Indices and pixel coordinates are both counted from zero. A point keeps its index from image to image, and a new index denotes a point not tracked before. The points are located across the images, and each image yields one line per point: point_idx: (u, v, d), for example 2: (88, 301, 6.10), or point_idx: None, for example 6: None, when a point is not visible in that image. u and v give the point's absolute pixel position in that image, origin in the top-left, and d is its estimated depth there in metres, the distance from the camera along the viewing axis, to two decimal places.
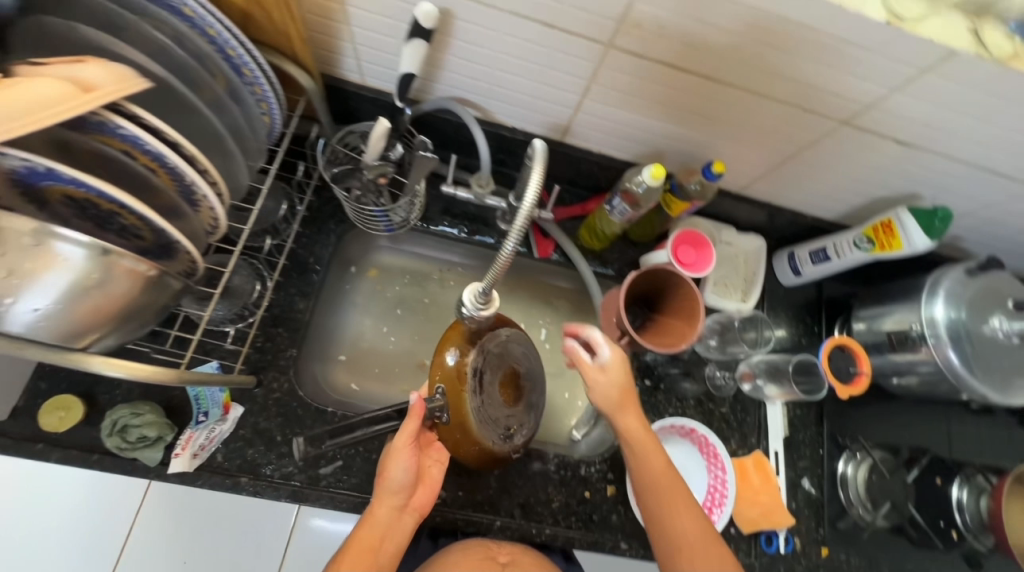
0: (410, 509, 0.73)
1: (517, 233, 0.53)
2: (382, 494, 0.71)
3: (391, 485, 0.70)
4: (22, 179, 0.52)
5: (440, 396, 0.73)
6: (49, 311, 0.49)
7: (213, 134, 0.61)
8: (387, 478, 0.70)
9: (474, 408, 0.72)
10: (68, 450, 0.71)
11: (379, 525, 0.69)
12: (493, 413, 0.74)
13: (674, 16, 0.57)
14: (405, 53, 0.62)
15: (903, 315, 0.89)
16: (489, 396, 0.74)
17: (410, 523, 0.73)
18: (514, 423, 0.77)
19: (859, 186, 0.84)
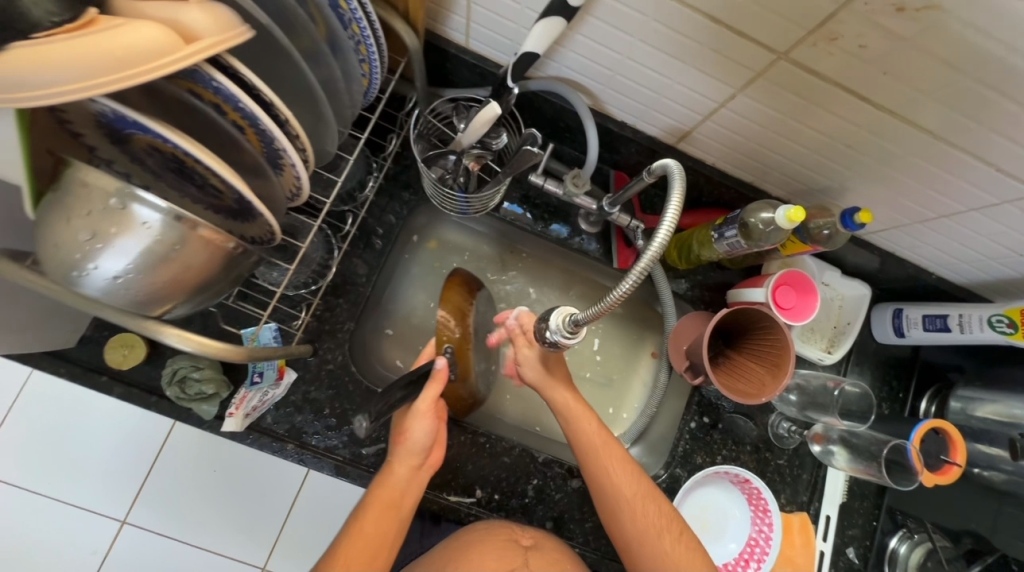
0: (427, 466, 0.67)
1: (642, 271, 0.47)
2: (401, 451, 0.65)
3: (413, 448, 0.64)
4: (108, 125, 0.47)
5: (449, 356, 0.72)
6: (129, 279, 0.45)
7: (308, 93, 0.52)
8: (409, 440, 0.64)
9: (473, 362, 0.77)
10: (129, 387, 0.71)
11: (399, 485, 0.64)
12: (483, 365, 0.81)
13: (886, 36, 0.46)
14: (537, 31, 0.54)
15: (1018, 410, 0.80)
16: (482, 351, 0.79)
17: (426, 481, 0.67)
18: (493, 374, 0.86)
19: (1014, 257, 0.72)
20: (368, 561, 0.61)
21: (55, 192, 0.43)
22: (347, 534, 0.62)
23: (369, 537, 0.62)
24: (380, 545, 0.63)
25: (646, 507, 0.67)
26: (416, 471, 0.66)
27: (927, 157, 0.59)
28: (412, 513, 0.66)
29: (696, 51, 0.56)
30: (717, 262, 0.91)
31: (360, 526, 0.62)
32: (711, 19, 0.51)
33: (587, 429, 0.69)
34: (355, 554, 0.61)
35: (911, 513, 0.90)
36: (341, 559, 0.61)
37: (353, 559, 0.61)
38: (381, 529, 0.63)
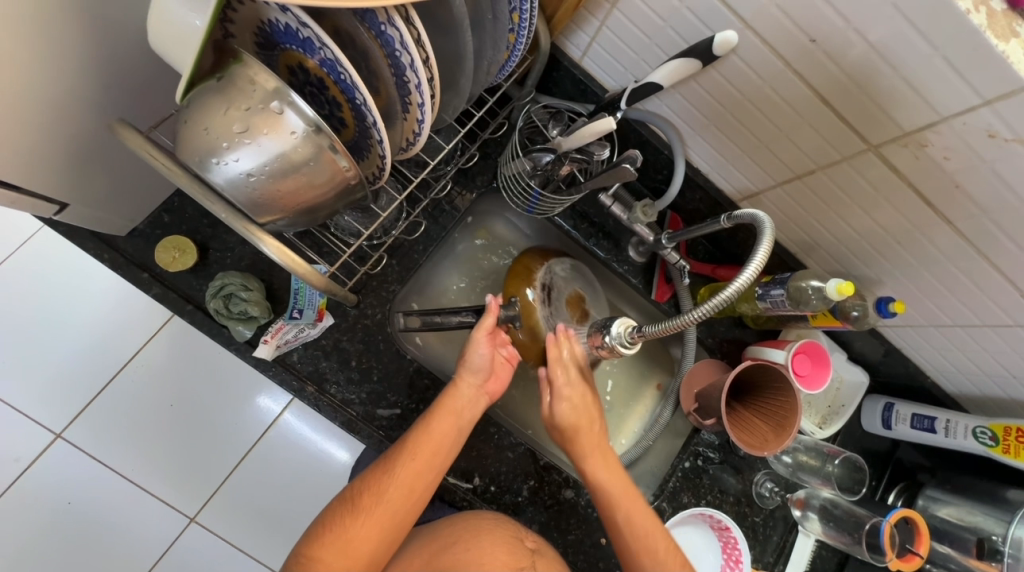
0: (485, 391, 0.74)
1: (713, 309, 0.53)
2: (468, 369, 0.72)
3: (471, 366, 0.72)
4: (271, 33, 0.50)
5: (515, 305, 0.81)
6: (257, 179, 0.47)
7: (456, 61, 0.55)
8: (466, 360, 0.73)
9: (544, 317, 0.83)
10: (168, 289, 0.70)
11: (463, 398, 0.72)
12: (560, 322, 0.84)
13: (971, 154, 0.53)
14: (672, 65, 0.59)
15: (980, 518, 0.86)
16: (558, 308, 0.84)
17: (483, 406, 0.73)
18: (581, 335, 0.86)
19: (1002, 377, 0.80)
20: (430, 457, 0.67)
21: (217, 81, 0.45)
22: (412, 433, 0.68)
23: (432, 437, 0.68)
24: (441, 447, 0.68)
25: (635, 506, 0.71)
26: (476, 390, 0.73)
27: (963, 268, 0.67)
28: (468, 429, 0.71)
29: (796, 124, 0.63)
30: (740, 319, 0.97)
31: (428, 425, 0.68)
32: (822, 100, 0.58)
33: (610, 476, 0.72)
34: (420, 449, 0.67)
35: None
36: (408, 451, 0.67)
37: (418, 452, 0.67)
38: (442, 432, 0.69)
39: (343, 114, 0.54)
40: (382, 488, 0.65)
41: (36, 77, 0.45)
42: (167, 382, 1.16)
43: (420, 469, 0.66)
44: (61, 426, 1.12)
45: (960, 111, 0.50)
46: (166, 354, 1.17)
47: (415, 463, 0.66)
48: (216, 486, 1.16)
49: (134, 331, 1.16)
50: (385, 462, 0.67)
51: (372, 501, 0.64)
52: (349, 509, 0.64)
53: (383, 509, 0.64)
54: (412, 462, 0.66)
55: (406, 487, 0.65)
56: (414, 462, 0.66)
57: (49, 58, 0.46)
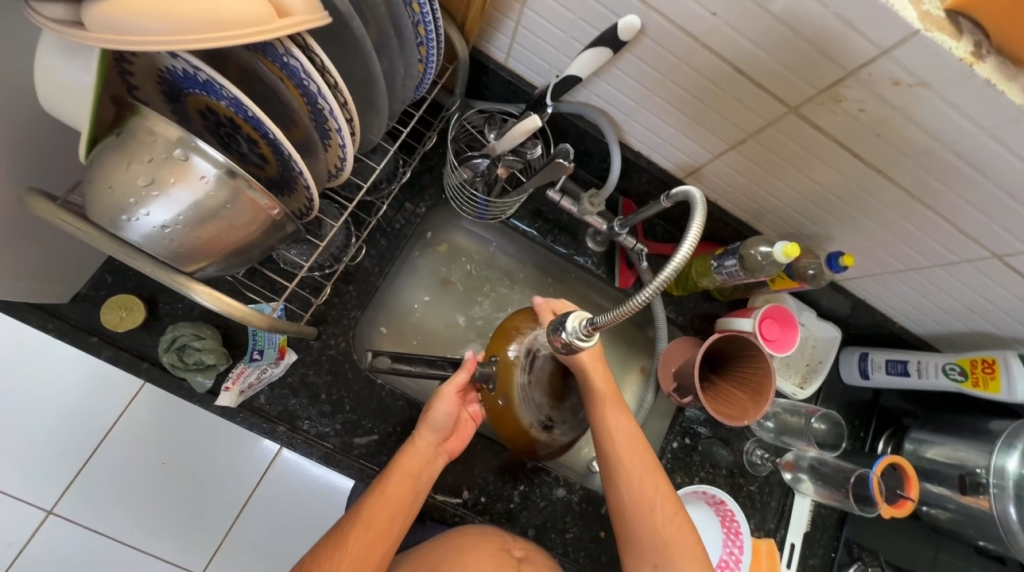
0: (444, 449, 0.74)
1: (660, 285, 0.52)
2: (426, 429, 0.71)
3: (433, 425, 0.71)
4: (172, 80, 0.49)
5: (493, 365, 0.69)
6: (174, 231, 0.46)
7: (369, 81, 0.55)
8: (429, 418, 0.71)
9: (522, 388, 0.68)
10: (121, 350, 0.69)
11: (420, 458, 0.70)
12: (537, 398, 0.69)
13: (883, 103, 0.54)
14: (586, 56, 0.59)
15: (963, 453, 0.86)
16: (539, 379, 0.69)
17: (441, 464, 0.73)
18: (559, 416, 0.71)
19: (963, 312, 0.82)
20: (384, 524, 0.66)
21: (117, 137, 0.44)
22: (366, 501, 0.67)
23: (386, 504, 0.67)
24: (396, 513, 0.67)
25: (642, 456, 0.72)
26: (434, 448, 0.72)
27: (903, 213, 0.68)
28: (424, 490, 0.70)
29: (718, 97, 0.64)
30: (707, 293, 0.98)
31: (384, 489, 0.67)
32: (737, 70, 0.59)
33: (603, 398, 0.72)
34: (375, 518, 0.66)
35: (865, 546, 0.95)
36: (364, 519, 0.66)
37: (372, 523, 0.66)
38: (397, 496, 0.67)
39: (261, 150, 0.53)
40: (336, 560, 0.63)
41: None
42: (151, 442, 1.13)
43: (375, 537, 0.65)
44: (51, 502, 1.09)
45: (864, 64, 0.51)
46: (145, 414, 1.14)
47: (370, 531, 0.65)
48: (221, 538, 1.14)
49: (108, 396, 1.14)
50: (342, 531, 0.66)
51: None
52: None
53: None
54: (366, 531, 0.65)
55: (360, 558, 0.64)
56: (369, 532, 0.65)
57: None
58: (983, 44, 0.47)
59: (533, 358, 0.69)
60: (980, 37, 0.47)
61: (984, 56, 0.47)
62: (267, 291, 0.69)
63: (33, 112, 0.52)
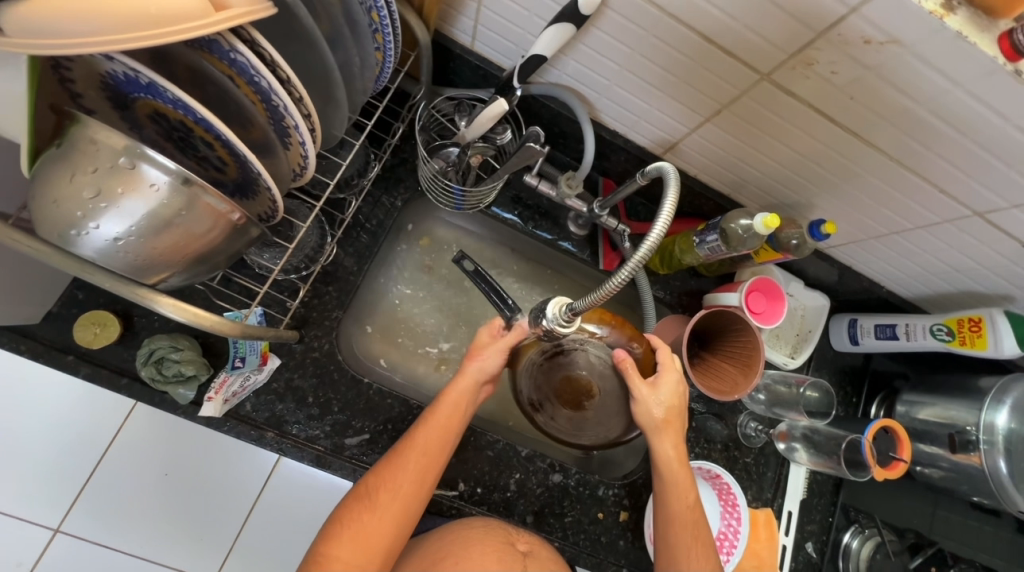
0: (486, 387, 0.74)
1: (637, 263, 0.51)
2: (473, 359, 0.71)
3: (481, 368, 0.70)
4: (115, 86, 0.47)
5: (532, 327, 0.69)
6: (127, 243, 0.44)
7: (325, 74, 0.53)
8: (477, 361, 0.71)
9: (535, 363, 0.67)
10: (98, 367, 0.68)
11: (467, 393, 0.70)
12: (539, 382, 0.67)
13: (855, 64, 0.52)
14: (549, 35, 0.57)
15: (954, 412, 0.87)
16: (552, 371, 0.66)
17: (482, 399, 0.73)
18: (545, 408, 0.68)
19: (949, 273, 0.81)
20: (439, 447, 0.67)
21: (58, 148, 0.42)
22: (421, 426, 0.67)
23: (442, 428, 0.68)
24: (449, 436, 0.68)
25: (692, 527, 0.71)
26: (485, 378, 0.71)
27: (883, 176, 0.67)
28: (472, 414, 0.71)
29: (689, 68, 0.62)
30: (694, 269, 0.97)
31: (435, 418, 0.68)
32: (706, 39, 0.57)
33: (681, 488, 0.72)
34: (430, 445, 0.66)
35: (861, 509, 0.96)
36: (418, 447, 0.66)
37: (428, 446, 0.66)
38: (451, 420, 0.69)
39: (218, 154, 0.52)
40: (396, 480, 0.64)
41: None
42: (149, 455, 1.13)
43: (433, 460, 0.66)
44: (56, 521, 1.09)
45: (833, 23, 0.49)
46: (141, 428, 1.14)
47: (427, 454, 0.66)
48: (229, 544, 1.15)
49: (101, 413, 1.13)
50: (398, 453, 0.66)
51: (385, 495, 0.64)
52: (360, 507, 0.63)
53: (397, 501, 0.64)
54: (422, 456, 0.66)
55: (419, 478, 0.65)
56: (425, 457, 0.66)
57: None
58: None
59: (556, 350, 0.66)
60: None
61: (955, 7, 0.45)
62: (241, 297, 0.68)
63: None
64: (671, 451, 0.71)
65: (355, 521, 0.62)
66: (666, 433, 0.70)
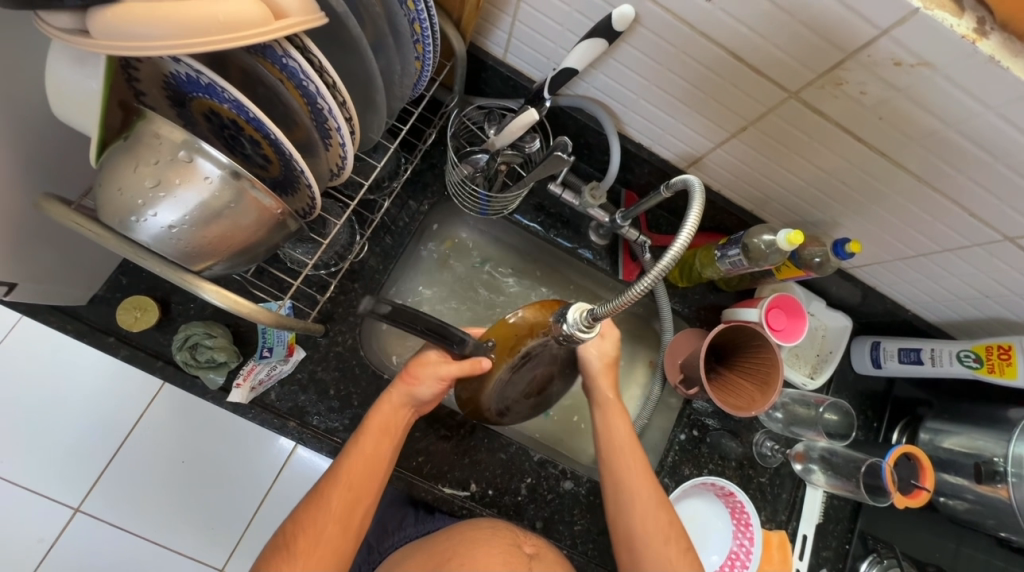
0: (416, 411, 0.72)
1: (660, 272, 0.52)
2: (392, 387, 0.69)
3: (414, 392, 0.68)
4: (177, 86, 0.51)
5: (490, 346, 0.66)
6: (180, 231, 0.47)
7: (367, 80, 0.56)
8: (409, 378, 0.68)
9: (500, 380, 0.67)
10: (136, 349, 0.71)
11: (392, 418, 0.69)
12: (508, 392, 0.69)
13: (885, 85, 0.53)
14: (582, 47, 0.59)
15: (981, 442, 0.84)
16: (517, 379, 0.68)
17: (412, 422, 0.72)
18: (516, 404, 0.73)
19: (977, 298, 0.80)
20: (354, 484, 0.66)
21: (125, 141, 0.46)
22: (338, 462, 0.67)
23: (356, 463, 0.66)
24: (372, 474, 0.67)
25: (632, 451, 0.74)
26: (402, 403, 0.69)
27: (910, 197, 0.66)
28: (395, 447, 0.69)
29: (717, 84, 0.63)
30: (714, 284, 0.97)
31: (359, 449, 0.67)
32: (735, 57, 0.58)
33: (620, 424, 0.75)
34: (354, 479, 0.66)
35: (880, 537, 0.93)
36: (342, 481, 0.65)
37: (351, 481, 0.66)
38: (367, 453, 0.67)
39: (264, 151, 0.55)
40: (316, 519, 0.64)
41: None
42: (171, 440, 1.17)
43: (354, 499, 0.66)
44: (77, 499, 1.13)
45: (862, 45, 0.50)
46: (164, 413, 1.18)
47: (342, 491, 0.65)
48: (240, 533, 1.17)
49: (128, 397, 1.17)
50: (319, 490, 0.66)
51: (306, 536, 0.63)
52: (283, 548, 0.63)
53: (315, 541, 0.63)
54: (344, 491, 0.65)
55: (337, 518, 0.65)
56: (349, 492, 0.65)
57: None
58: (986, 20, 0.46)
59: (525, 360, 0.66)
60: (982, 13, 0.46)
61: (988, 33, 0.46)
62: (274, 290, 0.71)
63: (49, 120, 0.54)
64: (610, 393, 0.76)
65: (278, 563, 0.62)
66: (607, 376, 0.76)
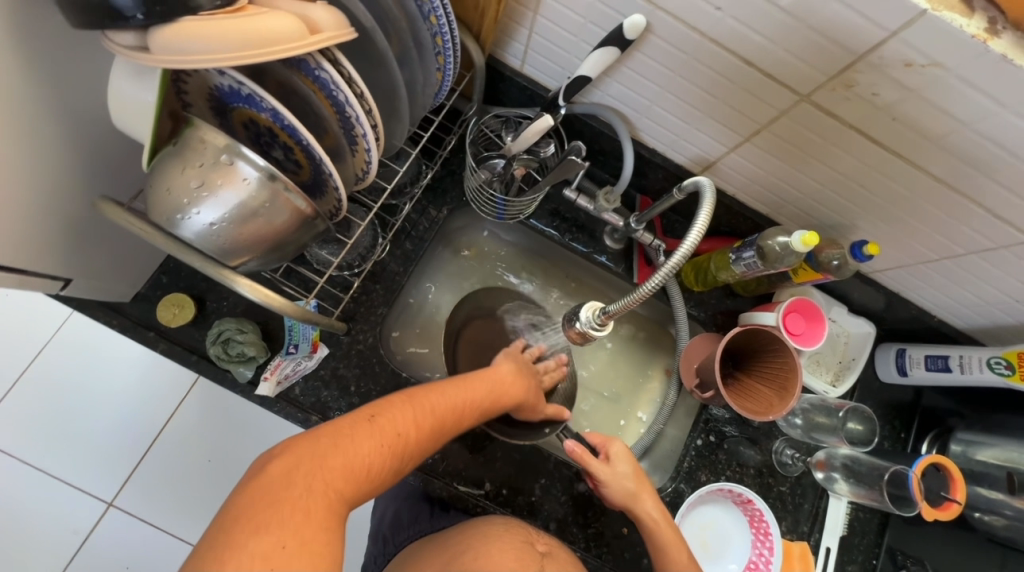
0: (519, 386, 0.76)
1: (671, 269, 0.54)
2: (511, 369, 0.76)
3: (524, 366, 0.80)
4: (221, 96, 0.55)
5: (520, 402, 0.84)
6: (220, 228, 0.51)
7: (391, 89, 0.60)
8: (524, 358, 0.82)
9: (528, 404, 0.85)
10: (173, 344, 0.76)
11: (501, 384, 0.73)
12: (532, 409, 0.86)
13: (897, 86, 0.54)
14: (594, 57, 0.62)
15: (1015, 453, 0.82)
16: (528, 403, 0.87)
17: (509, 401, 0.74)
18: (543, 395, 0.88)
19: (1009, 303, 0.78)
20: (453, 418, 0.64)
21: (174, 146, 0.51)
22: (453, 391, 0.65)
23: (463, 402, 0.66)
24: (461, 411, 0.65)
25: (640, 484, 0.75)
26: (517, 381, 0.76)
27: (930, 199, 0.66)
28: (490, 413, 0.71)
29: (729, 89, 0.64)
30: (730, 289, 0.97)
31: (463, 385, 0.68)
32: (745, 62, 0.60)
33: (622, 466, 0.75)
34: (444, 402, 0.63)
35: (910, 554, 0.90)
36: (435, 398, 0.62)
37: (442, 408, 0.62)
38: (476, 402, 0.69)
39: (296, 157, 0.59)
40: (407, 430, 0.58)
41: (35, 173, 0.52)
42: (201, 437, 1.22)
43: (438, 425, 0.61)
44: (111, 494, 1.18)
45: (872, 47, 0.51)
46: (196, 412, 1.23)
47: (444, 426, 0.62)
48: None
49: (163, 395, 1.23)
50: (426, 405, 0.61)
51: (382, 437, 0.55)
52: (351, 439, 0.53)
53: (392, 451, 0.56)
54: (429, 411, 0.61)
55: (423, 441, 0.59)
56: (435, 415, 0.61)
57: (44, 156, 0.53)
58: (998, 20, 0.46)
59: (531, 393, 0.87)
60: (994, 13, 0.46)
61: (1000, 32, 0.46)
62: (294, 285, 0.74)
63: (106, 130, 0.59)
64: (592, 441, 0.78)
65: (336, 453, 0.51)
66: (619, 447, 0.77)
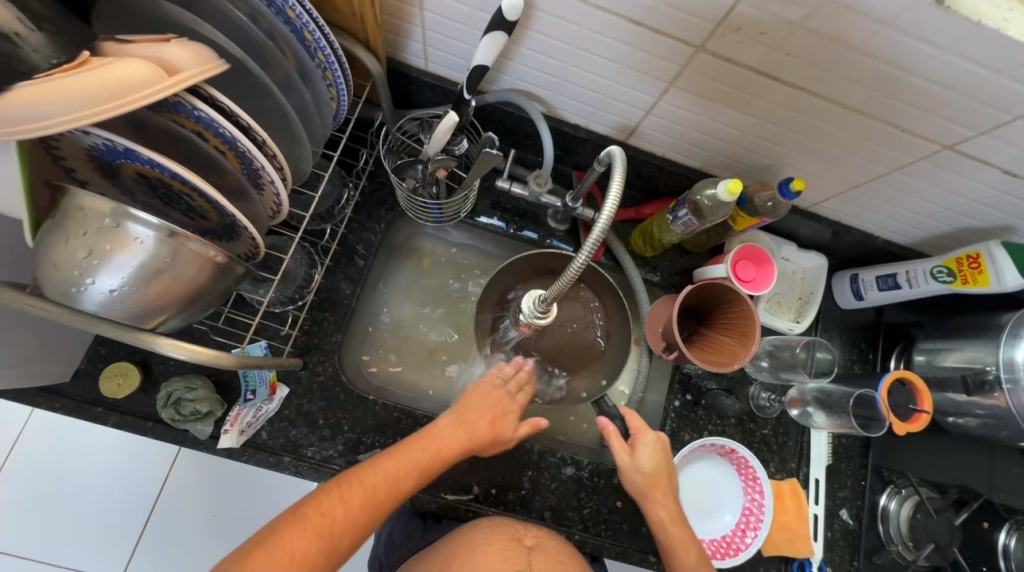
0: (466, 433, 0.71)
1: (592, 245, 0.52)
2: (456, 416, 0.72)
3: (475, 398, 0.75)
4: (100, 156, 0.52)
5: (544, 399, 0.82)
6: (124, 293, 0.49)
7: (283, 116, 0.58)
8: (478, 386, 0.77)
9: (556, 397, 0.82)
10: (125, 415, 0.73)
11: (445, 439, 0.69)
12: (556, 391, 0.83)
13: (781, 22, 0.53)
14: (484, 45, 0.60)
15: (974, 353, 0.83)
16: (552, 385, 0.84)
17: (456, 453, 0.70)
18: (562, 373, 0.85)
19: (941, 212, 0.79)
20: (391, 491, 0.62)
21: (54, 219, 0.48)
22: (385, 462, 0.63)
23: (400, 471, 0.63)
24: (398, 482, 0.63)
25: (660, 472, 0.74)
26: (473, 433, 0.72)
27: (844, 126, 0.66)
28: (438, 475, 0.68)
29: (627, 53, 0.64)
30: (682, 247, 0.97)
31: (399, 450, 0.65)
32: (634, 23, 0.59)
33: (645, 451, 0.75)
34: (377, 477, 0.62)
35: (895, 468, 0.92)
36: (366, 475, 0.61)
37: (376, 483, 0.61)
38: (421, 469, 0.66)
39: (198, 205, 0.56)
40: (336, 515, 0.57)
41: None
42: (197, 496, 1.19)
43: (372, 503, 0.60)
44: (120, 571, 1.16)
45: None
46: (186, 472, 1.20)
47: (379, 504, 0.60)
48: None
49: (147, 464, 1.19)
50: (355, 487, 0.60)
51: (310, 531, 0.55)
52: (275, 537, 0.53)
53: (321, 542, 0.55)
54: (358, 489, 0.60)
55: (358, 523, 0.58)
56: (367, 493, 0.60)
57: None
58: None
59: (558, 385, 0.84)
60: None
61: None
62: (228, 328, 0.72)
63: None
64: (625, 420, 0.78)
65: (259, 556, 0.51)
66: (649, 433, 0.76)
